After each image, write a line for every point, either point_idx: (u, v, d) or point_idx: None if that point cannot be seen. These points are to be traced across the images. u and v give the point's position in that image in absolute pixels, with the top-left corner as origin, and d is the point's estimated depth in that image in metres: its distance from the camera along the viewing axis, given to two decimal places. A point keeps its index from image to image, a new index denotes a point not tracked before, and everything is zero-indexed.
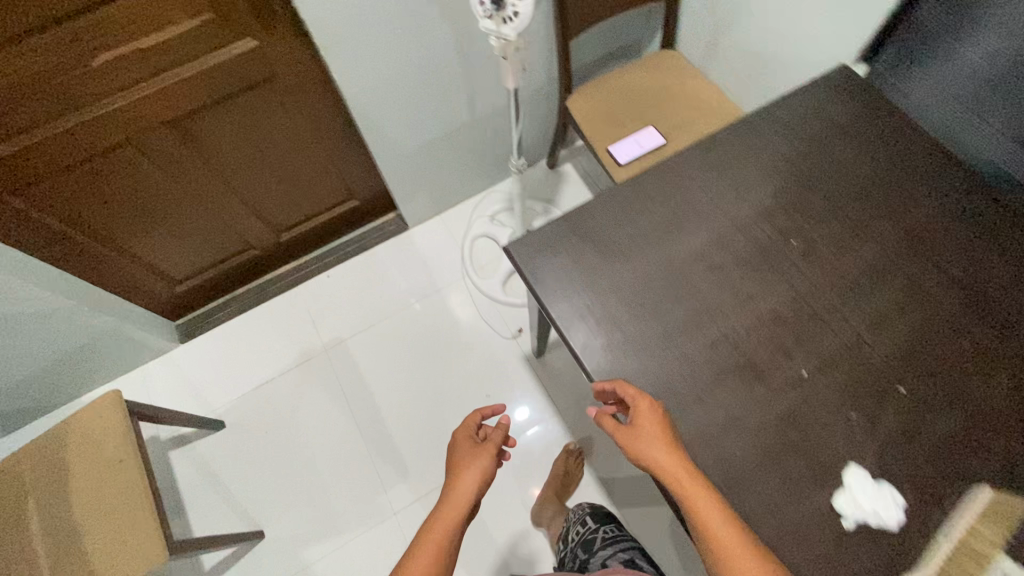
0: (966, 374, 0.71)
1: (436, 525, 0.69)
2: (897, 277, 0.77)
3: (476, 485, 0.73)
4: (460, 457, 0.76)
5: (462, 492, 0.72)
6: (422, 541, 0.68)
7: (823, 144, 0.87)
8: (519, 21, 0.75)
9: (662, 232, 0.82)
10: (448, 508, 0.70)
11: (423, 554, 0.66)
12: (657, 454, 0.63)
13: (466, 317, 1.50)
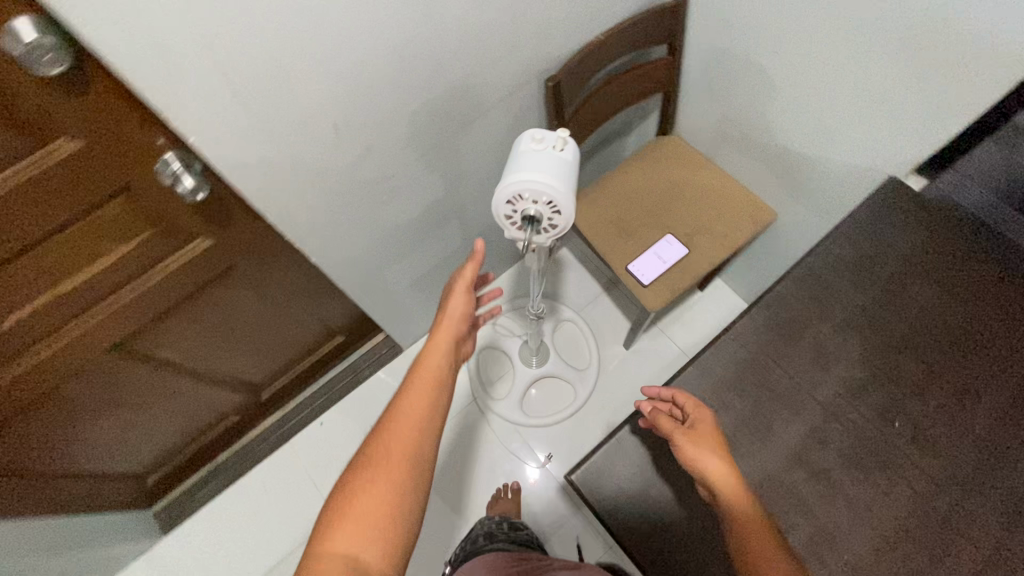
0: None
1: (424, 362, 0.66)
2: (1022, 451, 0.67)
3: (459, 310, 0.73)
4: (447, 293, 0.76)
5: (448, 324, 0.71)
6: (413, 376, 0.65)
7: (898, 288, 0.77)
8: (557, 231, 0.64)
9: (747, 434, 0.71)
10: (435, 342, 0.69)
11: (413, 388, 0.64)
12: (716, 459, 0.64)
13: (488, 448, 1.36)
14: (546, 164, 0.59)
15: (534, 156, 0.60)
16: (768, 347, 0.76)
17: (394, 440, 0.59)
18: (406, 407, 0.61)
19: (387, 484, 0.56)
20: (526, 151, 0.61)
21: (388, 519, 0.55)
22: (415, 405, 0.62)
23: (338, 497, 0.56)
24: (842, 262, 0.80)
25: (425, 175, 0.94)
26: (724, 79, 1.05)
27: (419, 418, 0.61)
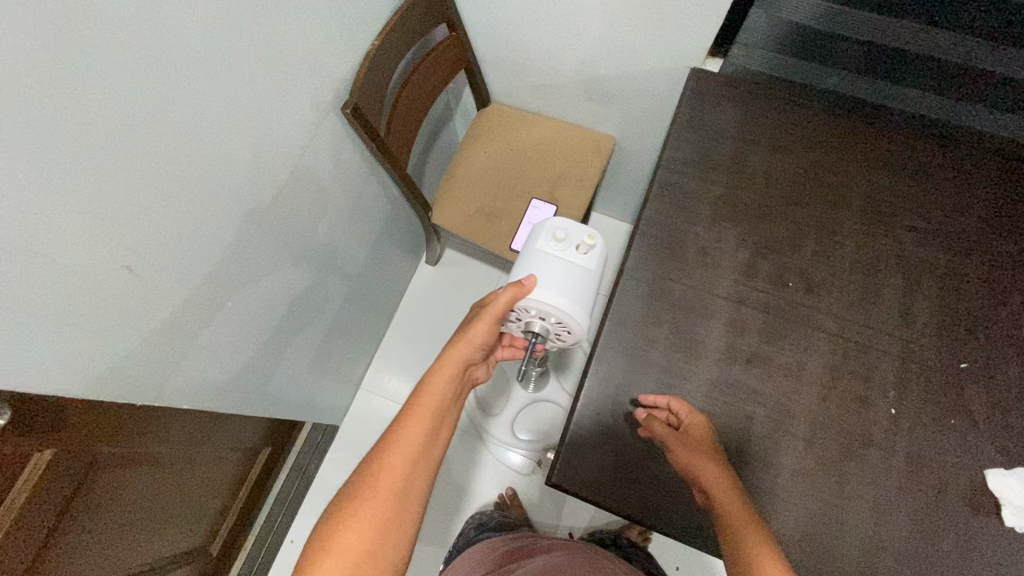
0: (993, 316, 0.73)
1: (430, 384, 0.67)
2: (889, 259, 0.76)
3: (468, 345, 0.69)
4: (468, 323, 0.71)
5: (454, 356, 0.69)
6: (414, 397, 0.67)
7: (739, 164, 0.83)
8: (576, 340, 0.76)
9: (680, 355, 0.73)
10: (437, 371, 0.68)
11: (410, 419, 0.65)
12: (720, 481, 0.62)
13: (483, 471, 1.35)
14: (574, 288, 0.70)
15: (571, 274, 0.70)
16: (663, 268, 0.77)
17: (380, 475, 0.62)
18: (399, 442, 0.64)
19: (367, 524, 0.59)
20: (560, 269, 0.71)
21: (368, 558, 0.58)
22: (408, 438, 0.64)
23: (328, 522, 0.61)
24: (686, 162, 0.83)
25: (264, 256, 0.84)
26: (511, 35, 1.03)
27: (412, 449, 0.64)
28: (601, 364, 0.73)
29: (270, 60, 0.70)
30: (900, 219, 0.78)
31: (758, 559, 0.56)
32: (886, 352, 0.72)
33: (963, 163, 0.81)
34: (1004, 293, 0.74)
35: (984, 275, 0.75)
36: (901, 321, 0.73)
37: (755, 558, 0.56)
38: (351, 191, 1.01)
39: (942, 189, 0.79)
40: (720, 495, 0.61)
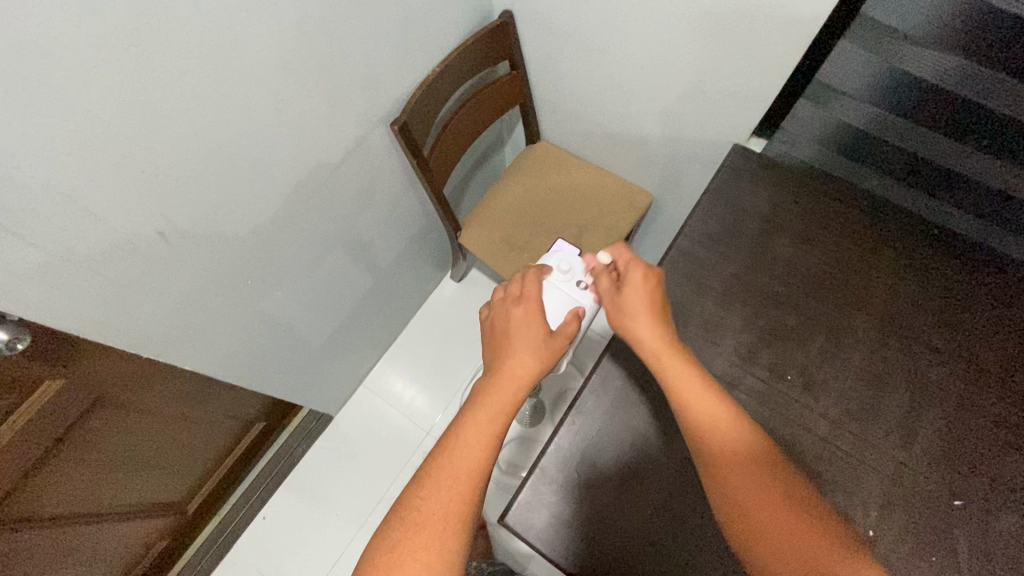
0: (1001, 459, 0.68)
1: (494, 395, 0.64)
2: (898, 374, 0.73)
3: (538, 369, 0.67)
4: (526, 341, 0.69)
5: (519, 372, 0.66)
6: (478, 410, 0.63)
7: (760, 247, 0.82)
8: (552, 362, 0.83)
9: (659, 424, 0.72)
10: (503, 386, 0.65)
11: (476, 433, 0.60)
12: (655, 344, 0.66)
13: None
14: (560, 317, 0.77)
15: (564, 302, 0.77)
16: None
17: (450, 496, 0.56)
18: (468, 461, 0.58)
19: (445, 550, 0.54)
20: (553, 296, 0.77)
21: None
22: (479, 455, 0.59)
23: (388, 553, 0.53)
24: (707, 234, 0.84)
25: (291, 244, 0.89)
26: (568, 81, 1.08)
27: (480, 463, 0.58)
28: (579, 416, 0.73)
29: (329, 70, 0.76)
30: (918, 338, 0.75)
31: (693, 404, 0.62)
32: (875, 472, 0.69)
33: (1001, 293, 0.77)
34: (1020, 438, 0.69)
35: (1000, 413, 0.71)
36: (897, 443, 0.70)
37: (693, 403, 0.62)
38: (388, 199, 1.07)
39: (972, 316, 0.76)
40: (657, 353, 0.66)
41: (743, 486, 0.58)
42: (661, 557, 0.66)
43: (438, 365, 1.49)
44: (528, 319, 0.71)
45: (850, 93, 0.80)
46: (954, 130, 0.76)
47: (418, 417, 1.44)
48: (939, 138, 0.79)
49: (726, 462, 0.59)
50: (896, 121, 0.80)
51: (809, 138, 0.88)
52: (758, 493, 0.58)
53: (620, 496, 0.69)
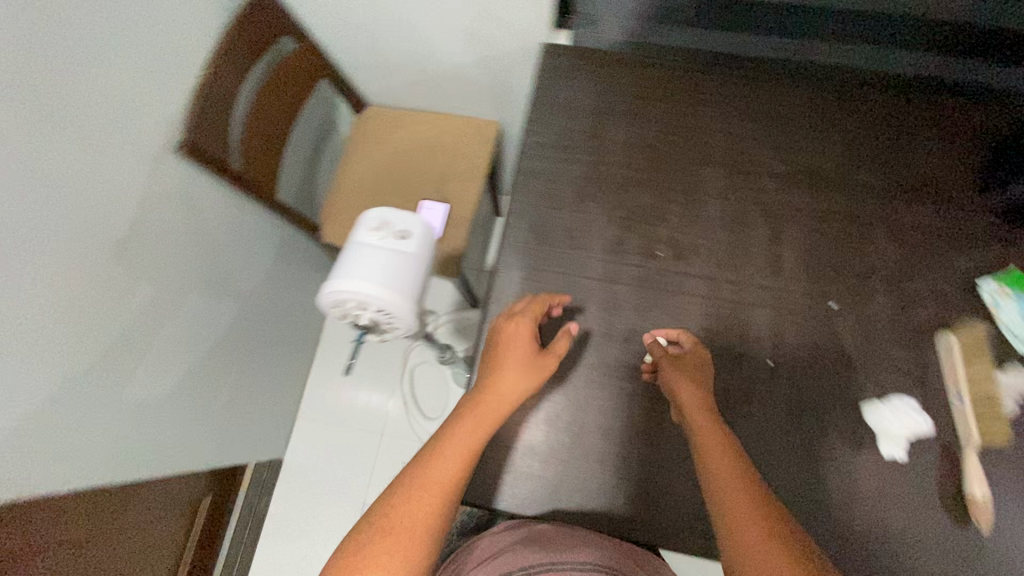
0: (857, 251, 0.74)
1: (472, 416, 0.61)
2: (754, 211, 0.76)
3: (529, 390, 0.64)
4: (517, 357, 0.65)
5: (509, 397, 0.63)
6: (457, 426, 0.60)
7: (598, 138, 0.81)
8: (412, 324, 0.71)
9: (561, 343, 0.73)
10: (485, 406, 0.62)
11: (458, 451, 0.58)
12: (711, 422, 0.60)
13: None
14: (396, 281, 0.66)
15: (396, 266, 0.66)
16: (533, 260, 0.77)
17: (429, 509, 0.54)
18: (448, 472, 0.57)
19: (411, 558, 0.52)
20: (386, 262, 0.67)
21: None
22: (460, 469, 0.57)
23: (358, 560, 0.51)
24: (543, 146, 0.81)
25: (132, 319, 0.80)
26: (361, 39, 0.98)
27: (454, 477, 0.57)
28: (485, 369, 0.73)
29: (59, 120, 0.65)
30: (761, 168, 0.78)
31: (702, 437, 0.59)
32: (759, 308, 0.73)
33: (817, 99, 0.82)
34: (868, 227, 0.75)
35: (845, 210, 0.76)
36: (770, 273, 0.74)
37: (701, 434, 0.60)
38: (227, 229, 0.97)
39: (801, 129, 0.80)
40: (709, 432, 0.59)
41: (736, 516, 0.52)
42: (605, 463, 0.68)
43: (366, 362, 1.36)
44: (517, 334, 0.67)
45: None
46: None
47: (369, 419, 1.34)
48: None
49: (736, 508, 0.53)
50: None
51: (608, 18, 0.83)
52: (752, 523, 0.52)
53: (549, 426, 0.70)
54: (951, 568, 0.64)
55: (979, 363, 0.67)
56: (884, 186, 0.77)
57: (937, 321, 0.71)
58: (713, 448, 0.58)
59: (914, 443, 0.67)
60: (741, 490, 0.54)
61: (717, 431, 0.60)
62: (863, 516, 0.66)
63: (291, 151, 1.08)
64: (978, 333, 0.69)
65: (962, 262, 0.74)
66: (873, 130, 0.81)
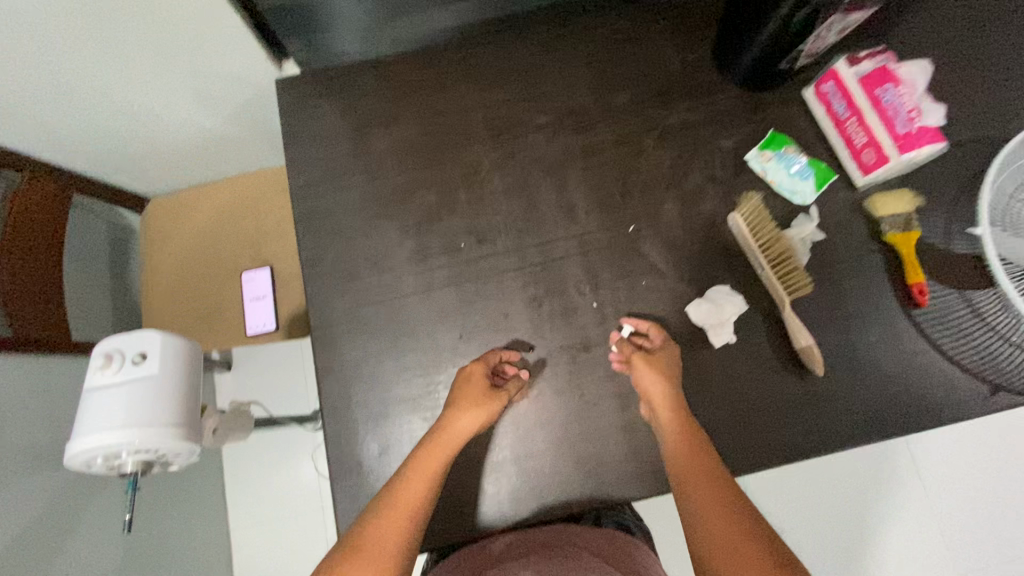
0: (636, 170, 0.77)
1: (431, 459, 0.63)
2: (534, 170, 0.78)
3: (484, 419, 0.66)
4: (469, 387, 0.67)
5: (464, 427, 0.65)
6: (415, 468, 0.62)
7: (364, 158, 0.78)
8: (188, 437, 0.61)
9: (401, 369, 0.71)
10: (439, 447, 0.64)
11: (419, 480, 0.61)
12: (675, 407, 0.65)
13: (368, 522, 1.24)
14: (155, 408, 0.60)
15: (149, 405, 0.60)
16: (344, 299, 0.73)
17: (393, 538, 0.57)
18: (409, 499, 0.60)
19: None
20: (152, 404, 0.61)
21: None
22: (419, 494, 0.60)
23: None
24: (313, 183, 0.77)
25: None
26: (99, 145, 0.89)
27: (414, 509, 0.59)
28: (336, 428, 0.69)
29: None
30: (526, 125, 0.79)
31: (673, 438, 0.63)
32: (569, 258, 0.74)
33: (556, 40, 0.82)
34: (637, 143, 0.78)
35: (613, 135, 0.79)
36: (567, 222, 0.76)
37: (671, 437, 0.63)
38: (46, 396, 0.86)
39: (549, 74, 0.81)
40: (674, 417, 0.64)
41: (708, 514, 0.56)
42: (482, 464, 0.70)
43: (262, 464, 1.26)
44: (470, 374, 0.68)
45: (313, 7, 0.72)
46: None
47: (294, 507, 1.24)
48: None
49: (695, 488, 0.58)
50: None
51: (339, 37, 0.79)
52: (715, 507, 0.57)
53: None
54: (804, 418, 0.69)
55: (765, 227, 0.71)
56: (639, 99, 0.80)
57: (724, 204, 0.75)
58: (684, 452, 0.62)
59: (742, 322, 0.72)
60: (704, 479, 0.59)
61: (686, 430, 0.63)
62: (720, 405, 0.70)
63: (76, 274, 0.98)
64: (755, 202, 0.73)
65: (729, 142, 0.78)
66: (615, 47, 0.82)
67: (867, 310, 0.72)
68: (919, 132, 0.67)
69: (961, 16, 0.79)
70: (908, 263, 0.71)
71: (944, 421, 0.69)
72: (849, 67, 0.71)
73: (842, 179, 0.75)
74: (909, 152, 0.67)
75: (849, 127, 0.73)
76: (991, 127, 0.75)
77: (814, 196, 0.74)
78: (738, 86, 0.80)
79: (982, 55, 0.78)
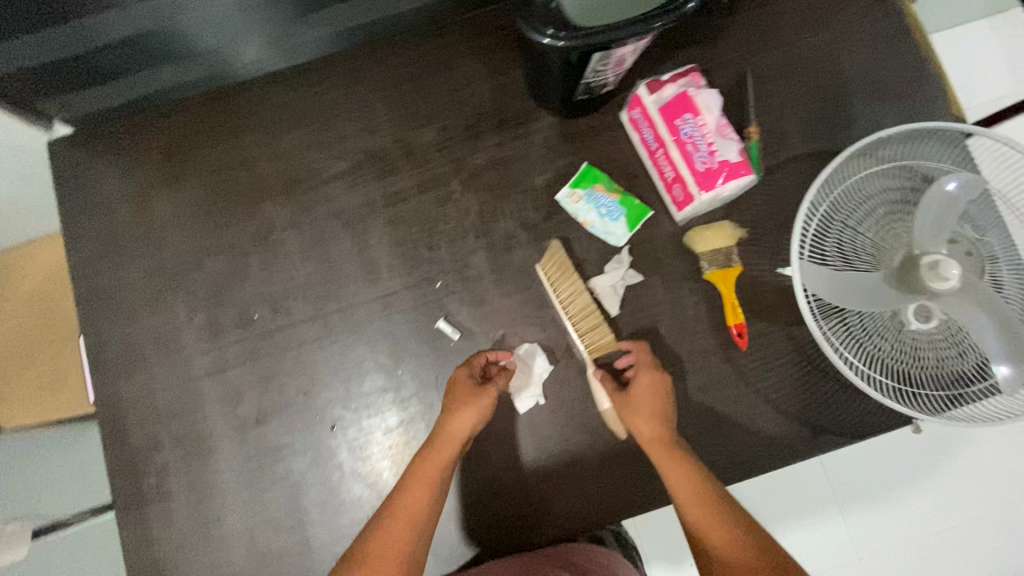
0: (441, 218, 0.71)
1: (429, 463, 0.59)
2: (330, 225, 0.71)
3: (476, 419, 0.61)
4: (455, 392, 0.63)
5: (458, 430, 0.61)
6: (416, 469, 0.59)
7: (145, 230, 0.71)
8: None
9: (195, 462, 0.66)
10: (440, 449, 0.61)
11: (421, 485, 0.58)
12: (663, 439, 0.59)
13: None
14: None
15: None
16: (131, 389, 0.68)
17: (400, 543, 0.54)
18: (409, 505, 0.57)
19: None
20: None
21: None
22: (420, 503, 0.57)
23: None
24: (94, 259, 0.71)
25: None
26: None
27: (417, 511, 0.56)
28: (131, 531, 0.66)
29: None
30: (322, 174, 0.72)
31: (673, 481, 0.57)
32: (372, 322, 0.68)
33: (353, 72, 0.74)
34: (443, 186, 0.71)
35: (415, 180, 0.72)
36: (369, 282, 0.69)
37: (673, 481, 0.57)
38: None
39: (347, 113, 0.73)
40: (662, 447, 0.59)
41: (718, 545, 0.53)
42: (284, 556, 0.65)
43: None
44: (460, 383, 0.63)
45: (69, 67, 0.63)
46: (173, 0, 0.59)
47: None
48: (176, 9, 0.60)
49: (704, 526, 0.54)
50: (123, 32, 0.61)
51: (124, 90, 0.70)
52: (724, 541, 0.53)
53: (218, 546, 0.65)
54: (618, 476, 0.66)
55: (568, 279, 0.67)
56: (446, 135, 0.73)
57: (534, 250, 0.70)
58: (688, 496, 0.56)
59: (550, 378, 0.67)
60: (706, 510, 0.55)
61: (694, 482, 0.56)
62: (532, 468, 0.66)
63: None
64: (560, 252, 0.68)
65: (539, 180, 0.71)
66: (417, 75, 0.74)
67: (684, 356, 0.67)
68: (718, 168, 0.61)
69: (778, 24, 0.73)
70: (727, 302, 0.67)
71: (769, 463, 0.66)
72: (650, 94, 0.64)
73: (659, 213, 0.69)
74: (709, 190, 0.62)
75: (659, 159, 0.66)
76: (809, 143, 0.71)
77: (627, 235, 0.68)
78: (551, 113, 0.72)
79: (804, 65, 0.73)
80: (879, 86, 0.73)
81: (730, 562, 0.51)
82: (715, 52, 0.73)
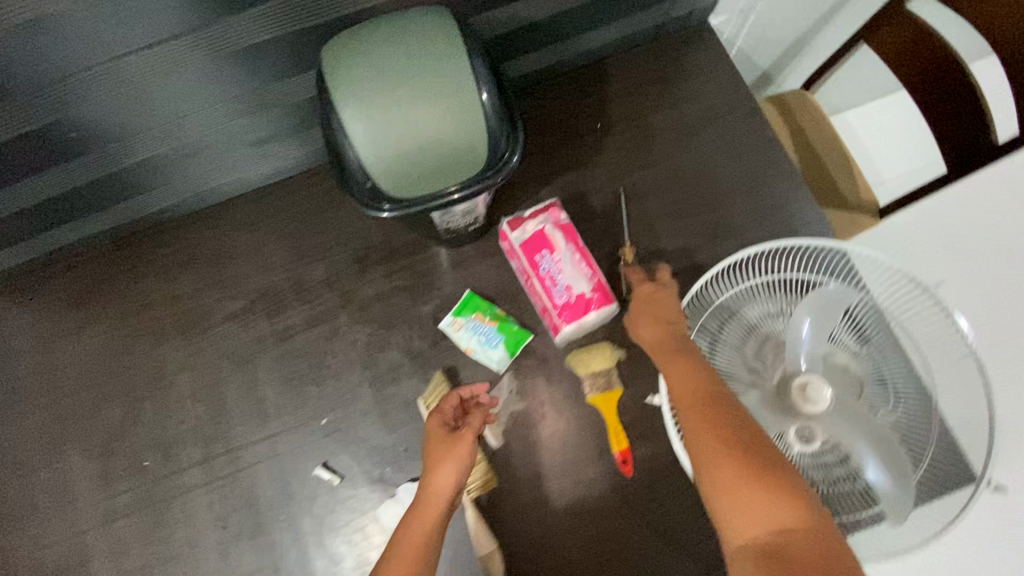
0: (328, 353, 0.72)
1: (416, 529, 0.56)
2: (222, 366, 0.72)
3: (457, 475, 0.58)
4: (432, 447, 0.60)
5: (439, 490, 0.58)
6: (400, 542, 0.55)
7: (46, 380, 0.73)
8: None
9: None
10: (426, 512, 0.57)
11: (404, 557, 0.54)
12: (671, 348, 0.60)
13: None
14: None
15: None
16: (22, 545, 0.68)
17: None
18: None
19: None
20: None
21: None
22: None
23: None
24: None
25: None
26: None
27: None
28: None
29: None
30: (215, 315, 0.74)
31: (676, 385, 0.57)
32: (258, 464, 0.69)
33: (249, 212, 0.78)
34: (330, 321, 0.73)
35: (304, 316, 0.74)
36: (256, 422, 0.70)
37: (674, 380, 0.57)
38: None
39: (243, 252, 0.76)
40: (668, 348, 0.60)
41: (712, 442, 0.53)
42: None
43: None
44: (435, 438, 0.61)
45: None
46: (41, 168, 0.65)
47: None
48: (57, 173, 0.67)
49: (701, 436, 0.53)
50: (7, 191, 0.66)
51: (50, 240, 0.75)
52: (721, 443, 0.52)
53: None
54: None
55: None
56: (334, 270, 0.75)
57: (418, 380, 0.70)
58: (687, 399, 0.56)
59: None
60: (705, 411, 0.54)
61: (699, 389, 0.56)
62: None
63: None
64: (442, 385, 0.69)
65: (423, 309, 0.73)
66: (309, 212, 0.77)
67: (571, 485, 0.66)
68: (577, 302, 0.62)
69: (651, 141, 0.75)
70: (611, 429, 0.66)
71: None
72: (512, 230, 0.66)
73: (539, 337, 0.70)
74: (571, 324, 0.62)
75: (529, 287, 0.67)
76: (685, 258, 0.72)
77: (507, 362, 0.69)
78: (434, 243, 0.74)
79: (679, 180, 0.74)
80: (755, 195, 0.73)
81: (724, 477, 0.51)
82: (590, 174, 0.75)
